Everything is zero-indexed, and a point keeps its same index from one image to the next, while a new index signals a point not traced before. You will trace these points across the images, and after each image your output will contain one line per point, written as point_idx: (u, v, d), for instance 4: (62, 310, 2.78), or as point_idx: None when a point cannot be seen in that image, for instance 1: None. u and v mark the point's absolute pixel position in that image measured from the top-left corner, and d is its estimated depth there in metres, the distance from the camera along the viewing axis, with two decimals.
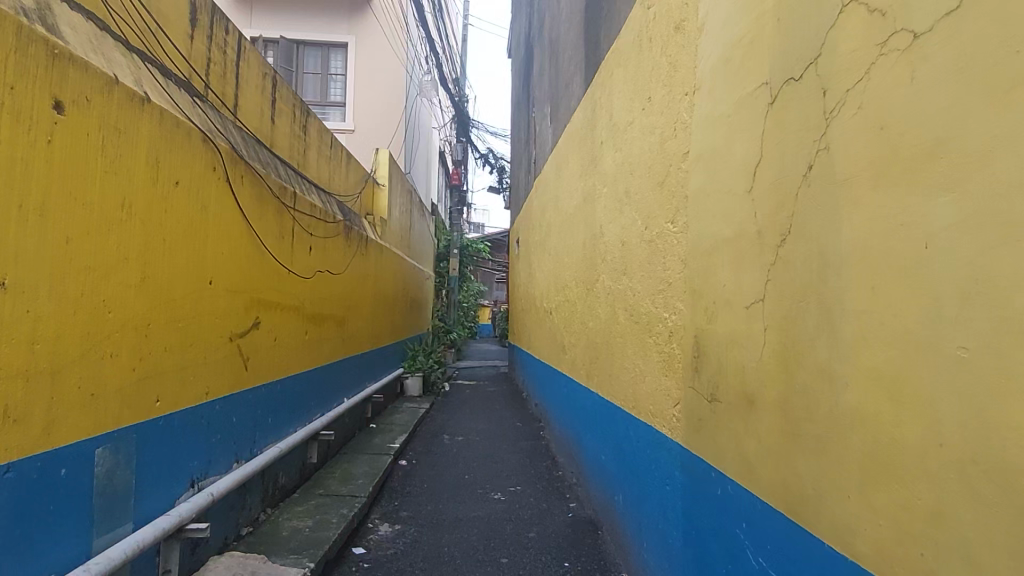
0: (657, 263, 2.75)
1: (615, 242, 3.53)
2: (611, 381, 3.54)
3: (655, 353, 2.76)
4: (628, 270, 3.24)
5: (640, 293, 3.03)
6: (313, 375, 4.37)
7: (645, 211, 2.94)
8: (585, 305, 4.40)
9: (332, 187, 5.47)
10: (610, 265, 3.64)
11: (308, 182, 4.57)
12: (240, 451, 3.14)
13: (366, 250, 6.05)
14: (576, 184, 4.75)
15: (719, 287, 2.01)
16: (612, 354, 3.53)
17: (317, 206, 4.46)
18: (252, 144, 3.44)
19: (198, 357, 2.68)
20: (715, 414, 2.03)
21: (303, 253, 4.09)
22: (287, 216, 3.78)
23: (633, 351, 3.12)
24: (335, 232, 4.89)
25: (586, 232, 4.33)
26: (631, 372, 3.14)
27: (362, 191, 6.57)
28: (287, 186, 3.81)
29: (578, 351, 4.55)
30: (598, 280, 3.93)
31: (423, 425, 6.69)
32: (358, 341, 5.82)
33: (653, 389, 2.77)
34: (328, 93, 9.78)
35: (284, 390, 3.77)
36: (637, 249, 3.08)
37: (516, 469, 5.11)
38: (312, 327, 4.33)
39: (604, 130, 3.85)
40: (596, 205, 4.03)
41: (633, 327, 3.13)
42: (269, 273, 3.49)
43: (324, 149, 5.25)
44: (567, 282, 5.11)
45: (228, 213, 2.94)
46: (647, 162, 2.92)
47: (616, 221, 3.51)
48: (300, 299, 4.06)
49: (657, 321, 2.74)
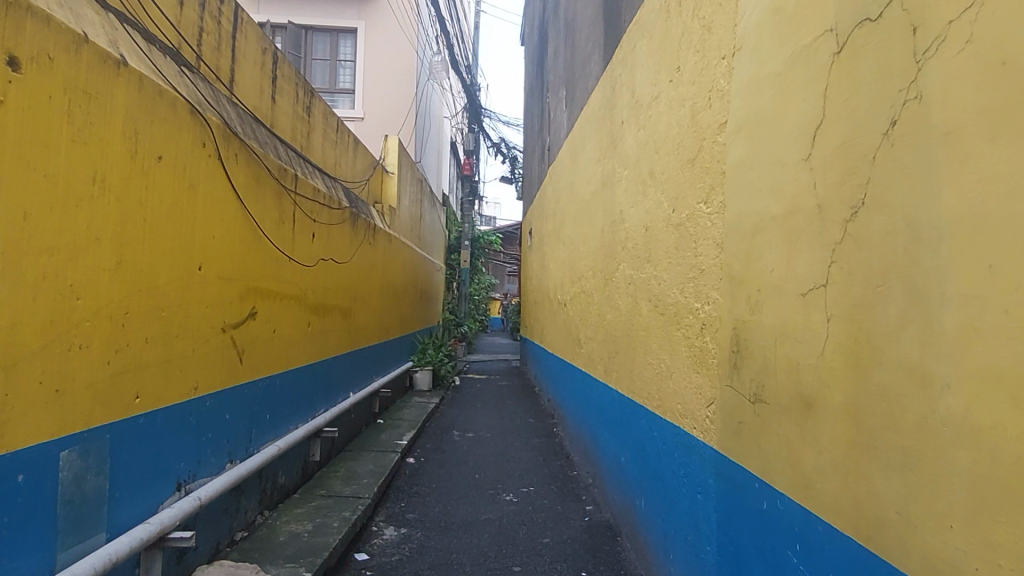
0: (686, 249, 2.51)
1: (637, 228, 3.29)
2: (632, 378, 3.31)
3: (683, 347, 2.52)
4: (652, 258, 3.00)
5: (666, 282, 2.79)
6: (316, 369, 4.15)
7: (673, 194, 2.70)
8: (602, 296, 4.16)
9: (338, 173, 5.25)
10: (631, 253, 3.40)
11: (312, 166, 4.33)
12: (233, 451, 2.93)
13: (373, 239, 5.83)
14: (593, 169, 4.50)
15: (765, 273, 1.77)
16: (634, 349, 3.30)
17: (321, 190, 4.22)
18: (250, 122, 3.21)
19: (186, 350, 2.46)
20: (759, 417, 1.79)
21: (305, 240, 3.87)
22: (288, 200, 3.56)
23: (657, 345, 2.89)
24: (341, 219, 4.67)
25: (604, 218, 4.09)
26: (655, 369, 2.90)
27: (370, 179, 6.35)
28: (288, 168, 3.58)
29: (595, 345, 4.31)
30: (618, 270, 3.69)
31: (432, 421, 6.48)
32: (365, 333, 5.60)
33: (681, 387, 2.53)
34: (337, 79, 9.59)
35: (284, 385, 3.56)
36: (663, 235, 2.84)
37: (529, 468, 4.87)
38: (315, 318, 4.11)
39: (625, 108, 3.60)
40: (616, 190, 3.79)
41: (658, 321, 2.90)
42: (267, 260, 3.26)
43: (330, 133, 5.02)
44: (583, 273, 4.87)
45: (220, 194, 2.71)
46: (676, 139, 2.68)
47: (639, 205, 3.27)
48: (302, 288, 3.84)
49: (686, 312, 2.50)
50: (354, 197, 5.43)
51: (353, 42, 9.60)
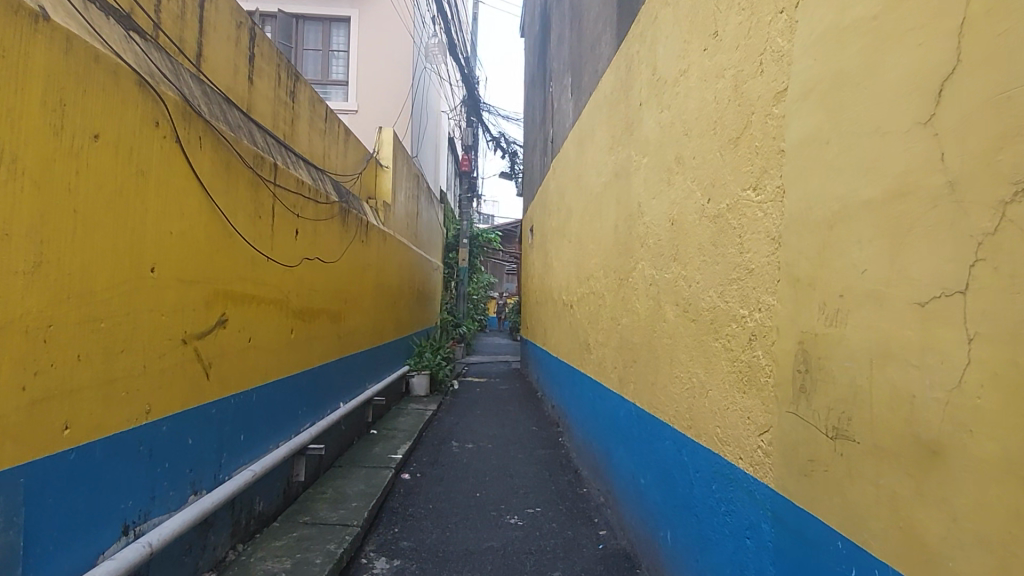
0: (728, 245, 2.13)
1: (660, 222, 2.90)
2: (654, 393, 2.93)
3: (723, 361, 2.14)
4: (680, 257, 2.62)
5: (699, 285, 2.40)
6: (300, 380, 3.76)
7: (708, 181, 2.32)
8: (616, 299, 3.78)
9: (327, 165, 4.86)
10: (652, 250, 3.02)
11: (297, 156, 3.94)
12: (198, 481, 2.55)
13: (365, 237, 5.42)
14: (605, 159, 4.11)
15: (850, 276, 1.39)
16: (656, 359, 2.91)
17: (306, 182, 3.83)
18: (221, 103, 2.82)
19: (135, 367, 2.07)
20: (842, 458, 1.40)
21: (288, 238, 3.48)
22: (266, 192, 3.16)
23: (687, 358, 2.50)
24: (329, 215, 4.28)
25: (619, 213, 3.70)
26: (685, 385, 2.52)
27: (363, 173, 5.96)
28: (266, 156, 3.18)
29: (608, 351, 3.92)
30: (636, 270, 3.31)
31: (430, 430, 6.08)
32: (357, 338, 5.22)
33: (720, 409, 2.15)
34: (329, 71, 9.20)
35: (262, 400, 3.17)
36: (694, 230, 2.45)
37: (535, 485, 4.48)
38: (298, 325, 3.72)
39: (645, 88, 3.21)
40: (633, 180, 3.40)
41: (688, 330, 2.51)
42: (240, 260, 2.87)
43: (318, 122, 4.62)
44: (593, 273, 4.49)
45: (180, 183, 2.32)
46: (713, 116, 2.29)
47: (663, 196, 2.88)
48: (283, 291, 3.45)
49: (727, 320, 2.12)
50: (345, 191, 5.04)
51: (346, 32, 9.19)
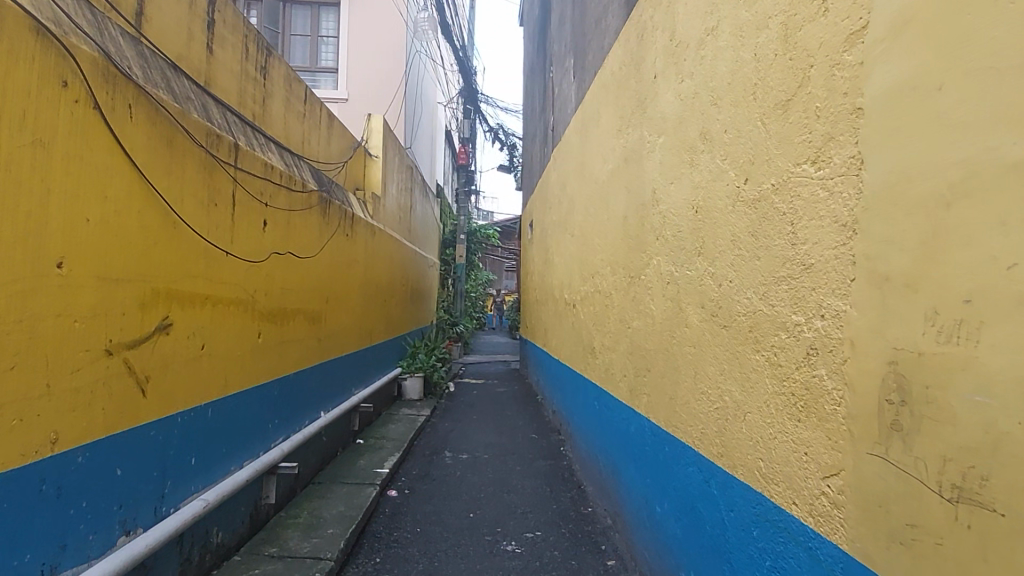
0: (773, 235, 1.71)
1: (680, 210, 2.49)
2: (673, 410, 2.51)
3: (768, 380, 1.73)
4: (707, 251, 2.20)
5: (731, 285, 1.99)
6: (270, 391, 3.34)
7: (747, 157, 1.90)
8: (625, 299, 3.36)
9: (306, 152, 4.43)
10: (670, 243, 2.60)
11: (268, 139, 3.51)
12: (131, 519, 2.14)
13: (350, 230, 5.00)
14: (612, 144, 3.70)
15: (983, 277, 0.98)
16: (676, 370, 2.49)
17: (278, 167, 3.41)
18: (165, 69, 2.40)
19: (34, 388, 1.66)
20: (968, 529, 1.00)
21: (252, 230, 3.06)
22: (225, 176, 2.74)
23: (717, 372, 2.09)
24: (305, 205, 3.85)
25: (629, 202, 3.28)
26: (713, 404, 2.10)
27: (349, 162, 5.53)
28: (225, 135, 2.77)
29: (616, 357, 3.51)
30: (649, 267, 2.89)
31: (422, 438, 5.67)
32: (341, 341, 4.80)
33: (764, 439, 1.74)
34: (318, 57, 8.78)
35: (220, 415, 2.76)
36: (726, 218, 2.04)
37: (534, 503, 4.06)
38: (268, 328, 3.30)
39: (659, 58, 2.80)
40: (646, 164, 2.98)
41: (718, 339, 2.10)
42: (189, 255, 2.46)
43: (295, 103, 4.20)
44: (599, 270, 4.07)
45: (100, 160, 1.91)
46: (752, 77, 1.87)
47: (683, 179, 2.46)
48: (247, 290, 3.03)
49: (773, 329, 1.70)
50: (327, 180, 4.61)
51: (336, 16, 8.75)
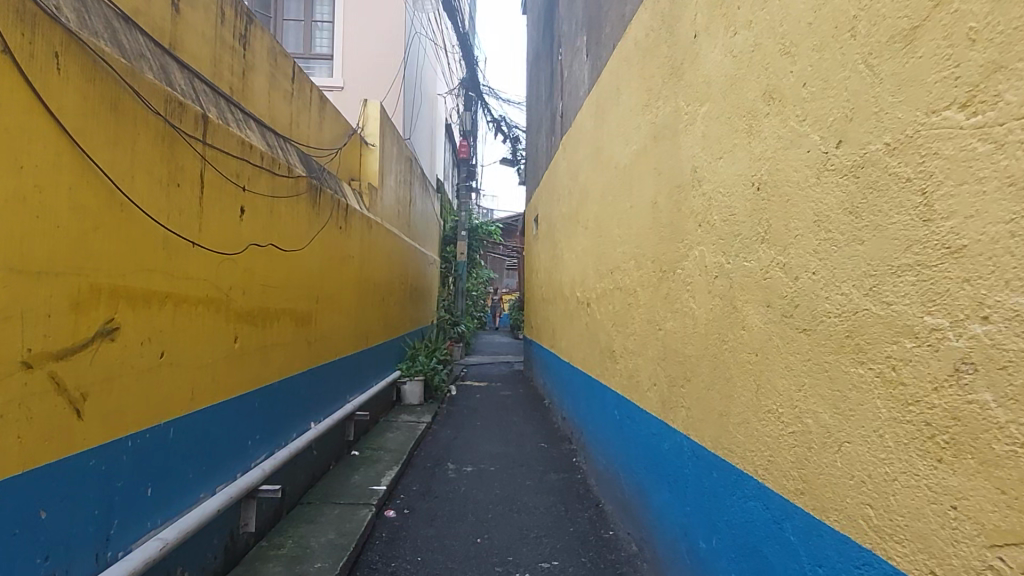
0: (888, 210, 1.30)
1: (733, 188, 2.06)
2: (727, 430, 2.09)
3: (884, 402, 1.32)
4: (774, 236, 1.78)
5: (814, 279, 1.57)
6: (250, 403, 2.93)
7: (839, 113, 1.48)
8: (655, 296, 2.94)
9: (295, 135, 4.01)
10: (719, 230, 2.18)
11: (248, 115, 3.09)
12: (63, 571, 1.73)
13: (344, 223, 4.58)
14: (637, 122, 3.27)
15: None
16: (729, 382, 2.07)
17: (258, 146, 2.99)
18: (111, 19, 1.98)
19: None
20: None
21: (227, 216, 2.65)
22: (190, 152, 2.32)
23: (794, 388, 1.67)
24: (292, 192, 3.43)
25: (660, 185, 2.86)
26: (790, 428, 1.69)
27: (343, 149, 5.11)
28: (191, 104, 2.35)
29: (644, 363, 3.09)
30: (689, 259, 2.46)
31: (422, 448, 5.25)
32: (334, 343, 4.38)
33: (879, 481, 1.33)
34: (313, 43, 8.33)
35: (186, 434, 2.35)
36: (805, 193, 1.62)
37: (549, 526, 3.64)
38: (246, 331, 2.88)
39: (702, 13, 2.37)
40: (684, 139, 2.56)
41: (793, 347, 1.68)
42: (143, 245, 2.04)
43: (281, 79, 3.77)
44: (619, 265, 3.65)
45: (12, 121, 1.50)
46: (851, 8, 1.45)
47: (738, 152, 2.04)
48: (221, 288, 2.61)
49: (891, 335, 1.29)
50: (318, 166, 4.19)
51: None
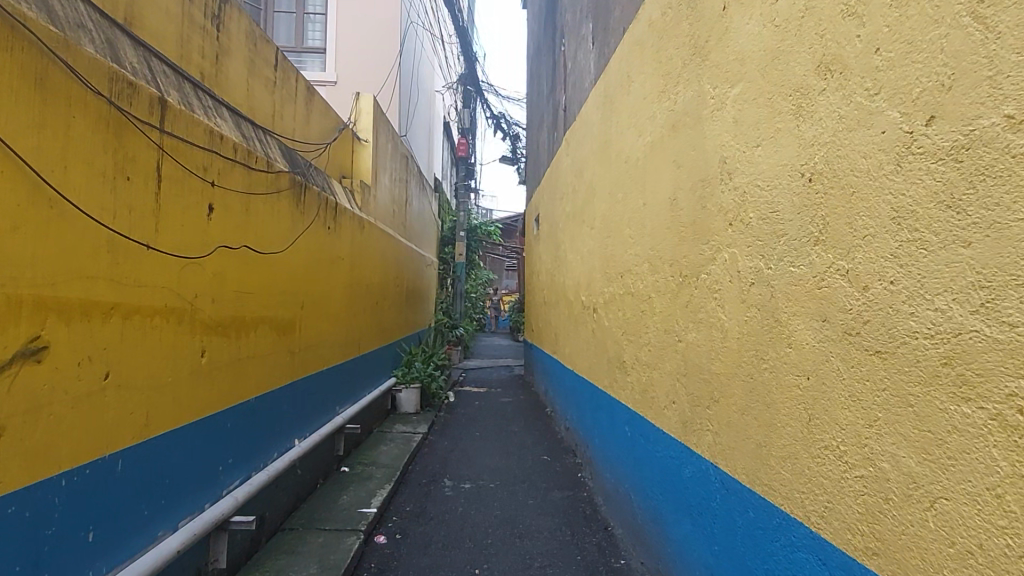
0: (1014, 204, 1.00)
1: (775, 181, 1.76)
2: (768, 465, 1.77)
3: (1002, 452, 1.02)
4: (836, 237, 1.47)
5: (894, 289, 1.27)
6: (222, 424, 2.63)
7: (932, 81, 1.18)
8: (673, 304, 2.64)
9: (278, 128, 3.70)
10: (756, 229, 1.87)
11: (222, 103, 2.78)
12: None
13: (333, 223, 4.27)
14: (652, 111, 2.98)
15: None
16: (771, 408, 1.76)
17: (232, 136, 2.68)
18: None
19: None
20: None
21: (193, 216, 2.34)
22: (145, 141, 2.02)
23: (862, 422, 1.36)
24: (272, 188, 3.13)
25: (680, 180, 2.56)
26: (857, 471, 1.38)
27: (333, 144, 4.80)
28: (147, 86, 2.04)
29: (660, 378, 2.78)
30: (717, 263, 2.16)
31: (418, 461, 4.94)
32: (321, 353, 4.07)
33: (997, 555, 1.02)
34: (305, 36, 8.06)
35: (140, 465, 2.05)
36: (881, 183, 1.32)
37: (553, 553, 3.34)
38: (217, 344, 2.58)
39: None
40: (710, 127, 2.27)
41: (860, 371, 1.37)
42: (82, 248, 1.74)
43: (263, 65, 3.46)
44: (631, 268, 3.34)
45: None
46: None
47: (782, 138, 1.74)
48: (185, 296, 2.31)
49: (1016, 367, 0.99)
50: (305, 163, 3.88)
51: None
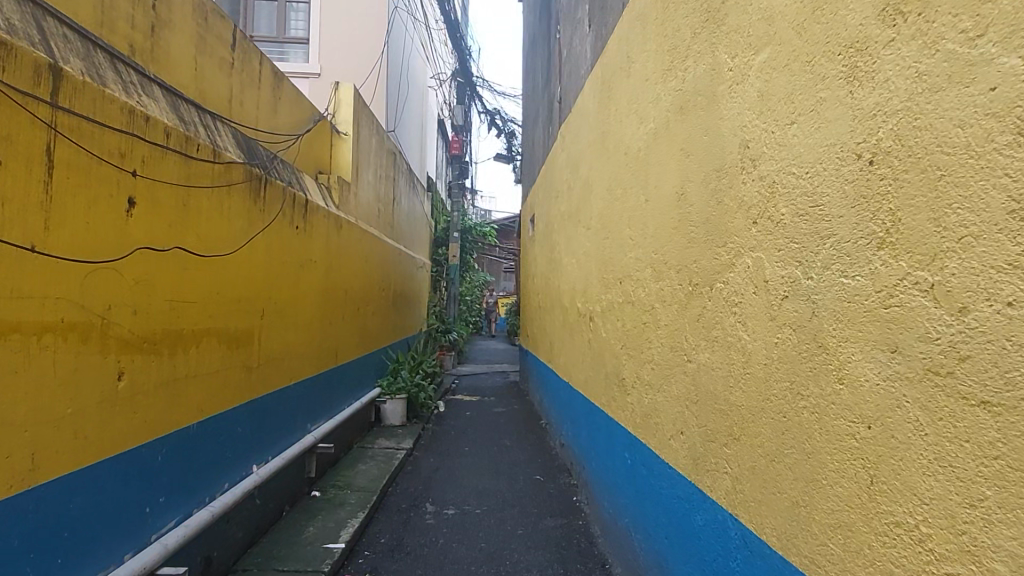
0: None
1: (819, 168, 1.37)
2: (809, 532, 1.37)
3: None
4: (915, 238, 1.08)
5: (1014, 314, 0.88)
6: (150, 457, 2.23)
7: None
8: (680, 316, 2.25)
9: (237, 114, 3.30)
10: (790, 229, 1.48)
11: (154, 79, 2.38)
12: None
13: (303, 222, 3.87)
14: (655, 94, 2.59)
15: None
16: (813, 460, 1.36)
17: (163, 118, 2.29)
18: None
19: None
20: None
21: (104, 212, 1.94)
22: (29, 119, 1.63)
23: (956, 499, 0.97)
24: (220, 181, 2.72)
25: (688, 171, 2.18)
26: (950, 568, 0.98)
27: (307, 136, 4.40)
28: (32, 51, 1.65)
29: (665, 402, 2.39)
30: (737, 269, 1.77)
31: (399, 482, 4.55)
32: (287, 366, 3.67)
33: None
34: (287, 26, 7.67)
35: (22, 519, 1.66)
36: (992, 161, 0.93)
37: None
38: (142, 363, 2.18)
39: None
40: (726, 106, 1.88)
41: (955, 427, 0.98)
42: None
43: (217, 42, 3.06)
44: (630, 273, 2.96)
45: None
46: None
47: (829, 111, 1.34)
48: (94, 309, 1.92)
49: None
50: (269, 155, 3.49)
51: None
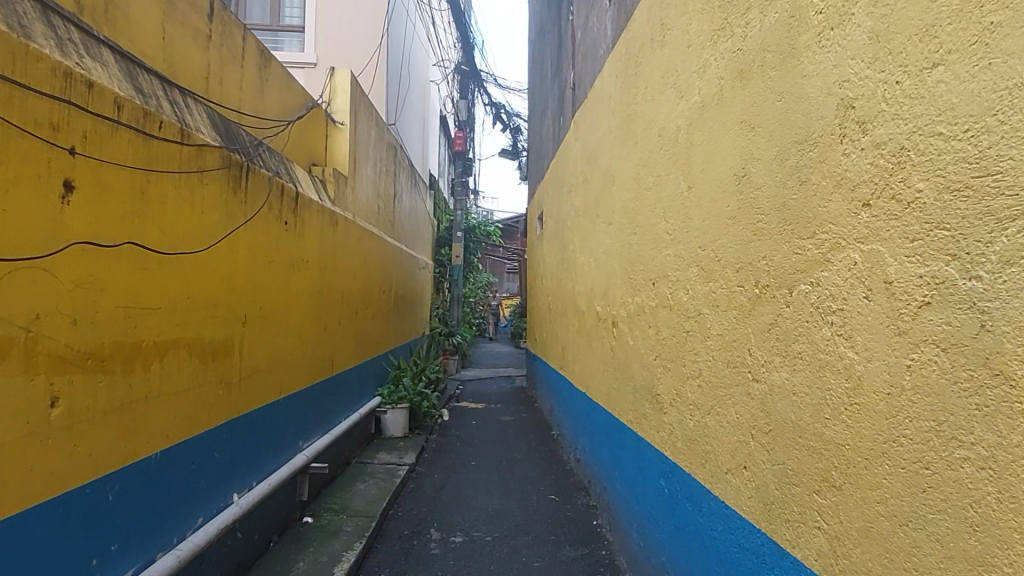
0: None
1: (989, 122, 0.97)
2: None
3: None
4: None
5: None
6: (99, 497, 1.84)
7: None
8: (741, 325, 1.85)
9: (214, 93, 2.90)
10: (933, 210, 1.08)
11: (105, 41, 1.98)
12: None
13: (293, 217, 3.46)
14: (700, 62, 2.19)
15: None
16: (987, 536, 0.96)
17: (113, 83, 1.89)
18: None
19: None
20: None
21: (31, 197, 1.56)
22: None
23: None
24: (190, 166, 2.32)
25: (752, 148, 1.78)
26: None
27: (299, 122, 4.00)
28: None
29: (719, 427, 1.99)
30: (835, 268, 1.37)
31: (401, 503, 4.15)
32: (275, 379, 3.27)
33: None
34: (282, 14, 7.25)
35: None
36: None
37: None
38: (87, 383, 1.79)
39: None
40: (813, 59, 1.48)
41: None
42: None
43: (190, 8, 2.66)
44: (667, 273, 2.55)
45: None
46: None
47: (1008, 40, 0.94)
48: (16, 319, 1.53)
49: None
50: (252, 141, 3.09)
51: None
